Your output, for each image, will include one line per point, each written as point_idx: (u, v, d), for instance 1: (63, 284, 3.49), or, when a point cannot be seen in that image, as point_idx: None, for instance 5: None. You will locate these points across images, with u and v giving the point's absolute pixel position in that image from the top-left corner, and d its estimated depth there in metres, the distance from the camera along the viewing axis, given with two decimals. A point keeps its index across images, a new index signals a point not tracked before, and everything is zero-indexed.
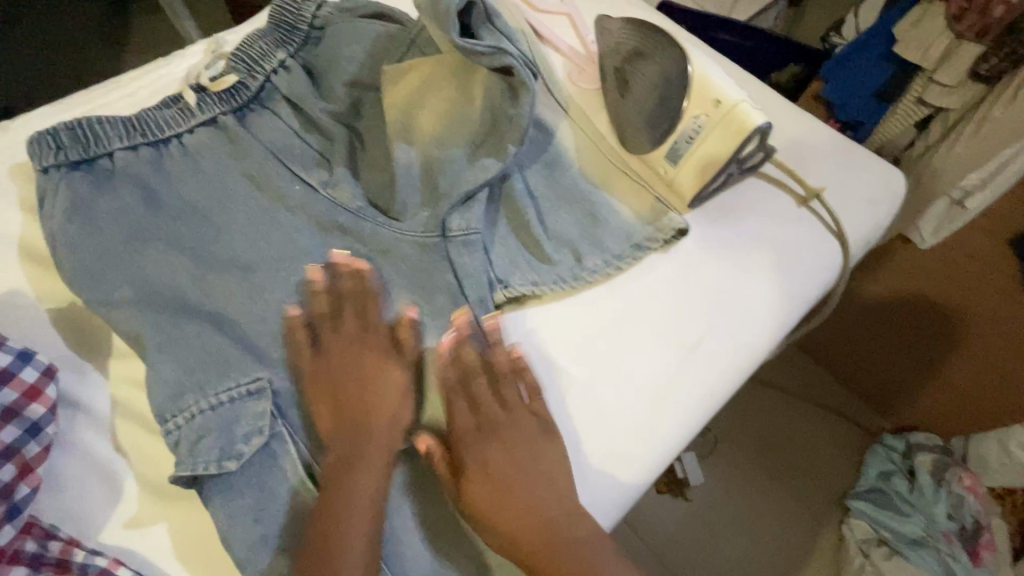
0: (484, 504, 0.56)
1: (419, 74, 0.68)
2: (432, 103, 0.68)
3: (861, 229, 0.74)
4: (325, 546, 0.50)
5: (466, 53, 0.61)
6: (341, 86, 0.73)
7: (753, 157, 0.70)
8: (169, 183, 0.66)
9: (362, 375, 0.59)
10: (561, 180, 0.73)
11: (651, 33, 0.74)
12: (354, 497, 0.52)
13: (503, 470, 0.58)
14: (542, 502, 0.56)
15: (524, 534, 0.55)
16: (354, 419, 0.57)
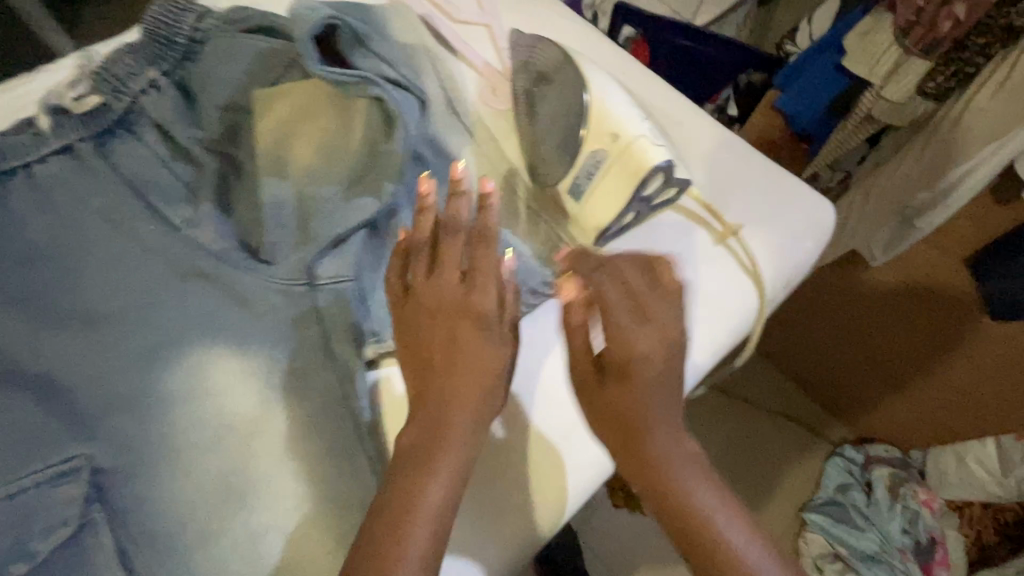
0: (619, 417, 0.52)
1: (293, 100, 0.61)
2: (308, 133, 0.61)
3: (780, 271, 0.69)
4: (391, 528, 0.45)
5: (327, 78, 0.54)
6: (215, 109, 0.66)
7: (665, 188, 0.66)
8: (8, 219, 0.59)
9: (462, 301, 0.53)
10: (456, 216, 0.66)
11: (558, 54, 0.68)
12: (452, 436, 0.49)
13: (624, 354, 0.52)
14: (654, 393, 0.52)
15: (631, 426, 0.52)
16: (456, 388, 0.51)
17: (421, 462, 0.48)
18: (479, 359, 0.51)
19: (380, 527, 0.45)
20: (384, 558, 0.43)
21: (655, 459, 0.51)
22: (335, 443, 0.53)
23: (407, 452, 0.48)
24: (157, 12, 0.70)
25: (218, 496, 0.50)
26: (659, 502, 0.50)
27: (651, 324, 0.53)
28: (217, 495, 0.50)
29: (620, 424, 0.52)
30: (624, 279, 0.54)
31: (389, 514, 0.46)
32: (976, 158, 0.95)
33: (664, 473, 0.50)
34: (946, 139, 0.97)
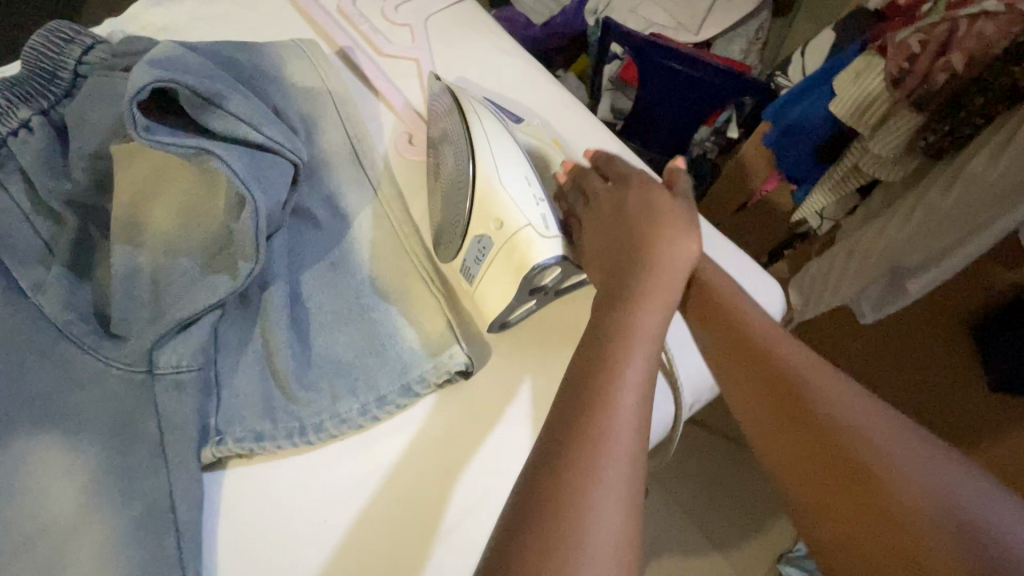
0: (771, 394, 0.48)
1: (158, 158, 0.56)
2: (169, 197, 0.55)
3: (689, 376, 0.63)
4: (581, 469, 0.36)
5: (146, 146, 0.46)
6: (83, 157, 0.60)
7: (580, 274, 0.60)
8: None
9: (626, 231, 0.53)
10: (335, 292, 0.59)
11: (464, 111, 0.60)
12: (639, 319, 0.45)
13: (757, 330, 0.51)
14: (792, 346, 0.50)
15: (793, 400, 0.47)
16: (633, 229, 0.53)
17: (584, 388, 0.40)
18: (682, 229, 0.52)
19: (562, 489, 0.35)
20: (563, 509, 0.34)
21: (836, 435, 0.44)
22: (148, 559, 0.47)
23: (579, 379, 0.41)
24: (38, 40, 0.64)
25: None
26: (802, 408, 0.46)
27: (707, 329, 0.54)
28: None
29: (793, 394, 0.47)
30: (617, 196, 0.56)
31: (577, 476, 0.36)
32: (970, 230, 0.83)
33: (836, 439, 0.44)
34: (933, 206, 0.85)
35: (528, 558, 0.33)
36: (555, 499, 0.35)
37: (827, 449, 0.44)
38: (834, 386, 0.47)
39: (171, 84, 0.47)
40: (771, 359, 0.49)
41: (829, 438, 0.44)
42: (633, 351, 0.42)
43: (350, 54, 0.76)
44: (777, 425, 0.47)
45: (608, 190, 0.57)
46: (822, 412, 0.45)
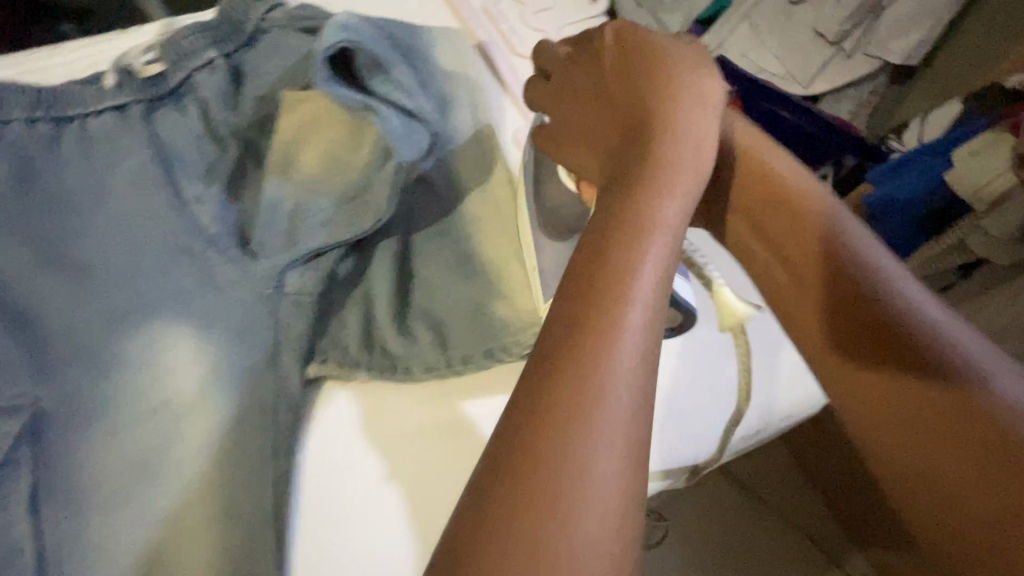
0: (868, 337, 0.47)
1: (314, 108, 0.63)
2: (319, 144, 0.63)
3: (726, 408, 0.68)
4: (548, 439, 0.31)
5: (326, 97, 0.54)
6: (250, 98, 0.69)
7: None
8: (52, 162, 0.65)
9: (621, 117, 0.48)
10: (439, 256, 0.65)
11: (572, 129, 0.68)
12: (638, 256, 0.37)
13: (847, 258, 0.49)
14: (894, 276, 0.48)
15: (885, 344, 0.46)
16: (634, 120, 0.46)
17: (564, 358, 0.33)
18: (694, 129, 0.44)
19: (541, 467, 0.30)
20: (530, 500, 0.30)
21: (924, 365, 0.45)
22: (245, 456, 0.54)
23: (562, 320, 0.35)
24: None
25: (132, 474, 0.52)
26: (885, 326, 0.46)
27: (779, 243, 0.53)
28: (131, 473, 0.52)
29: (893, 341, 0.46)
30: (614, 88, 0.49)
31: (536, 461, 0.30)
32: None
33: (925, 382, 0.44)
34: None
35: (513, 509, 0.30)
36: (539, 441, 0.31)
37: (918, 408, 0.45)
38: (931, 311, 0.46)
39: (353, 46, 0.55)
40: (860, 294, 0.48)
41: (922, 363, 0.45)
42: (642, 252, 0.37)
43: (486, 47, 0.82)
44: (876, 363, 0.47)
45: (581, 74, 0.53)
46: (900, 331, 0.46)
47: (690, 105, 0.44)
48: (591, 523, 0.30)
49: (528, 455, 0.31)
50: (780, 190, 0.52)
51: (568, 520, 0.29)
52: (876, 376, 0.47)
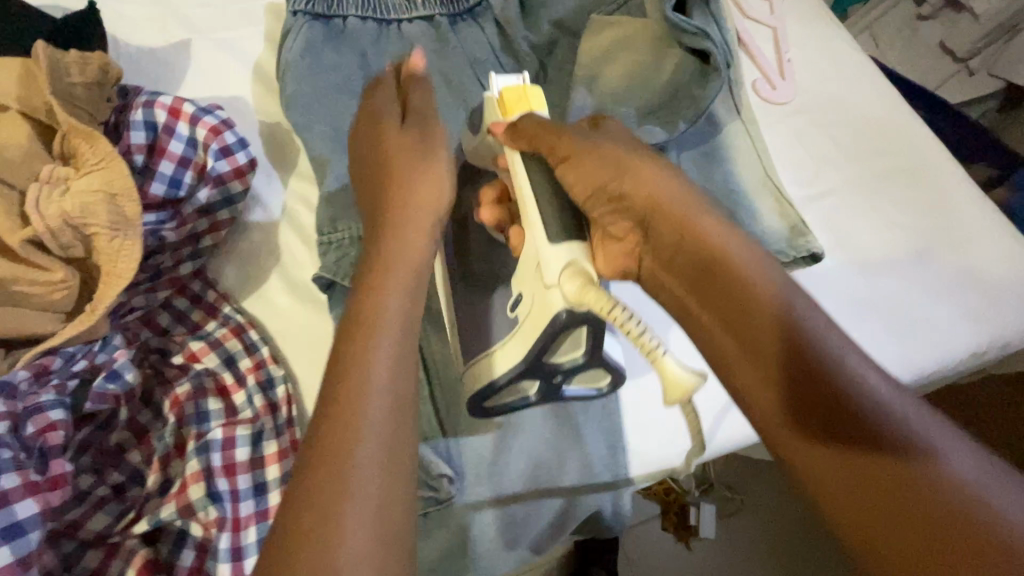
0: (822, 424, 0.36)
1: (621, 32, 0.72)
2: (624, 64, 0.72)
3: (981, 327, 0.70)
4: (320, 472, 0.34)
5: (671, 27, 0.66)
6: (547, 22, 0.78)
7: (501, 363, 0.47)
8: (380, 57, 0.75)
9: (401, 225, 0.47)
10: (714, 172, 0.75)
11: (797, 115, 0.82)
12: (385, 314, 0.42)
13: (817, 358, 0.37)
14: (820, 329, 0.39)
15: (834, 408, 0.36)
16: (641, 211, 0.45)
17: (343, 412, 0.37)
18: (402, 207, 0.49)
19: (313, 498, 0.34)
20: (311, 536, 0.32)
21: (927, 499, 0.32)
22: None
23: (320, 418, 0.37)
24: None
25: None
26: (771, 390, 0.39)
27: (714, 307, 0.42)
28: None
29: (807, 380, 0.37)
30: (646, 166, 0.47)
31: (302, 490, 0.34)
32: None
33: (891, 457, 0.34)
34: None
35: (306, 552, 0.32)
36: (306, 476, 0.34)
37: (849, 463, 0.35)
38: (926, 431, 0.34)
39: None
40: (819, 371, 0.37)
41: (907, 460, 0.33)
42: (387, 298, 0.43)
43: None
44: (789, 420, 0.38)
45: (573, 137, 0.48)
46: (767, 330, 0.39)
47: (420, 194, 0.50)
48: (360, 539, 0.33)
49: (312, 490, 0.34)
50: (676, 229, 0.44)
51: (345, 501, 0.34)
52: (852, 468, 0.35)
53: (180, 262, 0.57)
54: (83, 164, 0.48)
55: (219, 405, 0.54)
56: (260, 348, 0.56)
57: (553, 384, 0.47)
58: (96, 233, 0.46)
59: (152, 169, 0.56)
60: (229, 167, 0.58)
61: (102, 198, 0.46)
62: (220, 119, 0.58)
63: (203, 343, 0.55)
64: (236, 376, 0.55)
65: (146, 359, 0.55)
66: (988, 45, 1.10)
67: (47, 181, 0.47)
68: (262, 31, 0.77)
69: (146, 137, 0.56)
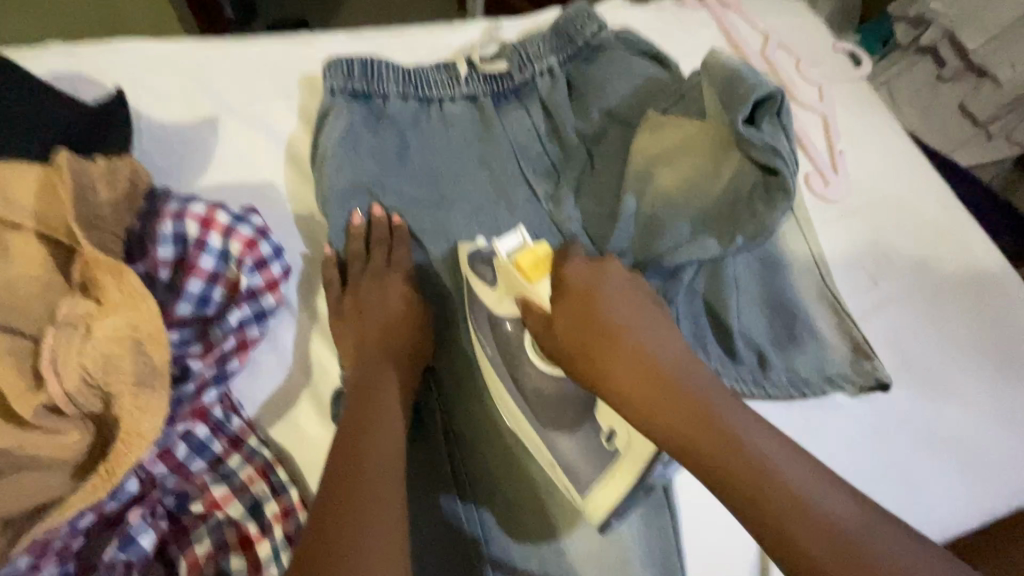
0: (776, 540, 0.40)
1: (682, 133, 0.68)
2: (678, 170, 0.67)
3: None
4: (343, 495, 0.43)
5: (740, 139, 0.61)
6: (598, 112, 0.75)
7: (605, 492, 0.49)
8: (420, 140, 0.71)
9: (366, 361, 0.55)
10: (768, 280, 0.69)
11: (849, 217, 0.79)
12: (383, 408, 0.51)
13: (741, 470, 0.42)
14: (770, 454, 0.42)
15: (745, 491, 0.41)
16: (668, 418, 0.45)
17: (349, 469, 0.45)
18: (349, 330, 0.57)
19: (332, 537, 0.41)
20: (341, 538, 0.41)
21: (768, 496, 0.40)
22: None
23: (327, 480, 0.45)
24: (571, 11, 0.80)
25: (521, 442, 0.57)
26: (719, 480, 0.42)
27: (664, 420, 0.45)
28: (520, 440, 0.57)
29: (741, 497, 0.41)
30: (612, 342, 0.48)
31: (332, 508, 0.43)
32: None
33: (775, 505, 0.40)
34: None
35: (319, 550, 0.40)
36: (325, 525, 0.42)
37: (790, 511, 0.40)
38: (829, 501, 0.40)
39: (774, 97, 0.60)
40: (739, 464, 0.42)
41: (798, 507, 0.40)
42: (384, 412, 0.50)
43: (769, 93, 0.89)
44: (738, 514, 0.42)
45: (564, 310, 0.51)
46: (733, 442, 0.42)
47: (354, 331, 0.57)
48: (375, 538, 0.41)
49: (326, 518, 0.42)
50: (689, 412, 0.44)
51: (360, 525, 0.42)
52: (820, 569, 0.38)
53: (203, 388, 0.51)
54: (109, 299, 0.43)
55: (240, 563, 0.48)
56: (288, 490, 0.50)
57: None
58: (119, 390, 0.40)
59: (179, 286, 0.51)
60: (262, 280, 0.53)
61: (130, 347, 0.41)
62: (256, 229, 0.53)
63: (225, 489, 0.49)
64: (261, 525, 0.49)
65: (160, 506, 0.48)
66: (1010, 112, 0.89)
67: (67, 322, 0.42)
68: (296, 106, 0.73)
69: (174, 251, 0.51)
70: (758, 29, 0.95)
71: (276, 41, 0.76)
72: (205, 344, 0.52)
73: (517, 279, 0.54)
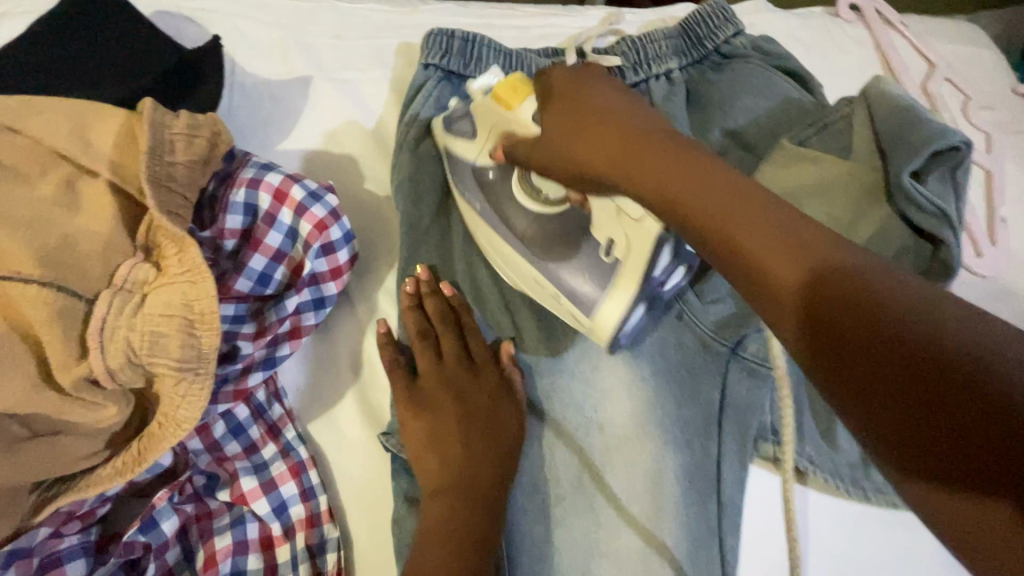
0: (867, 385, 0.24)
1: (817, 171, 0.57)
2: (807, 214, 0.56)
3: None
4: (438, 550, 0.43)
5: (902, 197, 0.50)
6: (718, 131, 0.66)
7: (612, 306, 0.46)
8: None
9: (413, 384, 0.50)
10: None
11: (995, 301, 0.67)
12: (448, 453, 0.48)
13: (823, 263, 0.28)
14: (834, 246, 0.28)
15: (858, 320, 0.25)
16: (729, 231, 0.31)
17: (437, 528, 0.44)
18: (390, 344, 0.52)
19: None
20: None
21: (878, 310, 0.25)
22: (701, 521, 0.51)
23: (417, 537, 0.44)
24: (705, 9, 0.70)
25: (573, 495, 0.51)
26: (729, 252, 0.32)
27: (662, 186, 0.36)
28: (574, 493, 0.51)
29: (825, 308, 0.27)
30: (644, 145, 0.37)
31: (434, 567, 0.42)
32: None
33: (871, 318, 0.24)
34: None
35: None
36: None
37: (872, 347, 0.24)
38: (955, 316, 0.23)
39: (959, 149, 0.49)
40: (829, 276, 0.27)
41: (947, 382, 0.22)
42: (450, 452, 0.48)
43: None
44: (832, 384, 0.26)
45: (545, 98, 0.45)
46: (733, 198, 0.31)
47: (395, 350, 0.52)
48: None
49: None
50: (745, 214, 0.31)
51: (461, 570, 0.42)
52: (924, 410, 0.22)
53: (249, 369, 0.48)
54: (166, 269, 0.39)
55: (257, 565, 0.45)
56: (318, 496, 0.47)
57: (654, 288, 0.46)
58: (162, 373, 0.37)
59: (242, 260, 0.48)
60: (327, 266, 0.49)
61: (179, 326, 0.38)
62: (329, 210, 0.48)
63: (256, 483, 0.46)
64: (283, 525, 0.46)
65: (188, 484, 0.46)
66: None
67: (124, 286, 0.39)
68: (390, 76, 0.68)
69: (243, 221, 0.48)
70: (922, 55, 0.81)
71: (381, 3, 0.72)
72: (259, 326, 0.48)
73: (499, 111, 0.50)
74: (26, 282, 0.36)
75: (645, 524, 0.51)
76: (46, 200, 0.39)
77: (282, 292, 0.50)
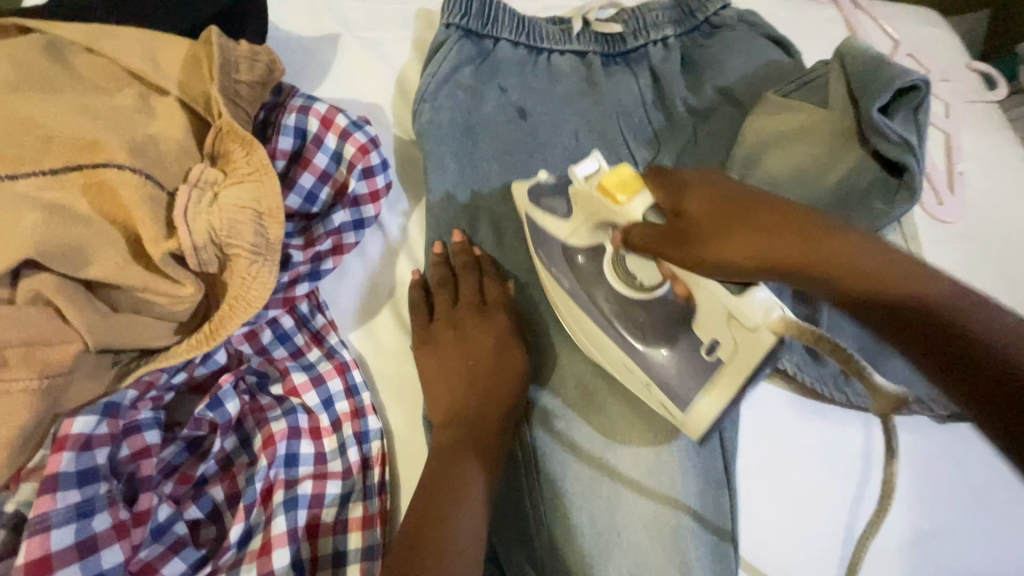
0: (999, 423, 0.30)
1: (797, 119, 0.64)
2: (791, 155, 0.63)
3: None
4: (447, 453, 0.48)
5: (873, 129, 0.58)
6: (710, 88, 0.73)
7: (707, 400, 0.48)
8: (520, 87, 0.71)
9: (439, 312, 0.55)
10: None
11: (956, 243, 0.75)
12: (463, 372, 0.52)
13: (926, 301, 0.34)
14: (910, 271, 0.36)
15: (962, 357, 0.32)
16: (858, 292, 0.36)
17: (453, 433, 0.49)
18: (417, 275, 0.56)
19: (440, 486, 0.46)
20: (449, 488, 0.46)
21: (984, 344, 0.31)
22: None
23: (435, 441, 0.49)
24: None
25: (586, 399, 0.56)
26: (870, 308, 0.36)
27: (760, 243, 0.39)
28: (587, 398, 0.56)
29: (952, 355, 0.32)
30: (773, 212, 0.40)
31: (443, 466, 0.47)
32: None
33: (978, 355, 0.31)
34: None
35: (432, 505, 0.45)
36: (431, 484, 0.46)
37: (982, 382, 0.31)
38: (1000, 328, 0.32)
39: (918, 87, 0.57)
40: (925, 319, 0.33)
41: None
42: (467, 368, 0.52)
43: None
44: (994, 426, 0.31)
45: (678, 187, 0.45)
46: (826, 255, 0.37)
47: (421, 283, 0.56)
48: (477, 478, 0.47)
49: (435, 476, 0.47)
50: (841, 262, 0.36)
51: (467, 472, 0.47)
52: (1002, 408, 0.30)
53: (295, 280, 0.52)
54: (234, 170, 0.44)
55: (310, 448, 0.49)
56: (361, 393, 0.51)
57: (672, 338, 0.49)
58: (237, 254, 0.42)
59: (292, 179, 0.53)
60: (366, 189, 0.53)
61: (251, 216, 0.42)
62: (370, 137, 0.53)
63: (305, 378, 0.51)
64: (330, 417, 0.51)
65: (242, 381, 0.50)
66: None
67: (198, 184, 0.43)
68: (411, 36, 0.74)
69: (293, 144, 0.53)
70: (890, 34, 0.90)
71: None
72: (307, 240, 0.53)
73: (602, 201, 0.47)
74: (119, 168, 0.40)
75: (652, 419, 0.56)
76: (128, 106, 0.44)
77: (326, 211, 0.54)
